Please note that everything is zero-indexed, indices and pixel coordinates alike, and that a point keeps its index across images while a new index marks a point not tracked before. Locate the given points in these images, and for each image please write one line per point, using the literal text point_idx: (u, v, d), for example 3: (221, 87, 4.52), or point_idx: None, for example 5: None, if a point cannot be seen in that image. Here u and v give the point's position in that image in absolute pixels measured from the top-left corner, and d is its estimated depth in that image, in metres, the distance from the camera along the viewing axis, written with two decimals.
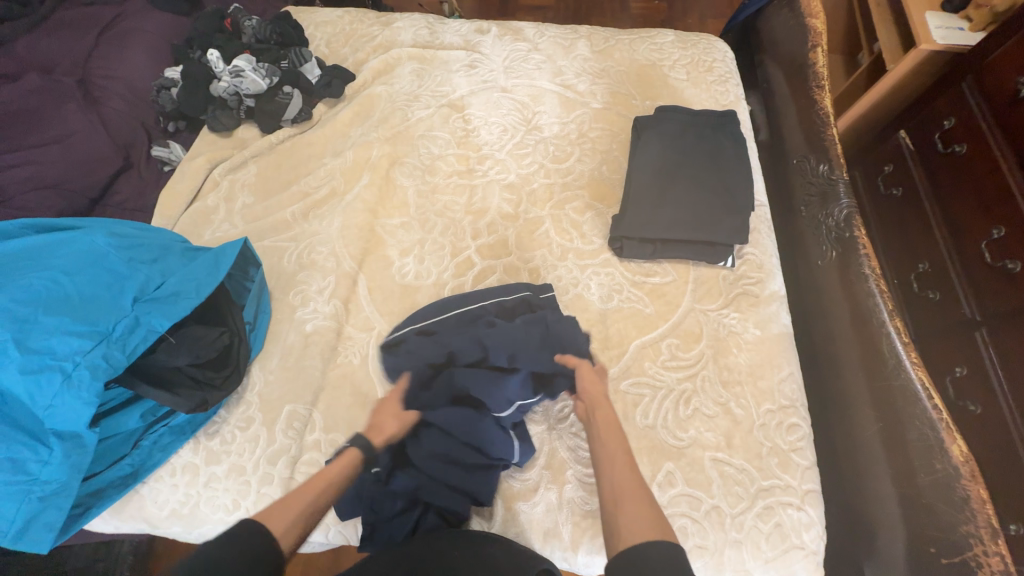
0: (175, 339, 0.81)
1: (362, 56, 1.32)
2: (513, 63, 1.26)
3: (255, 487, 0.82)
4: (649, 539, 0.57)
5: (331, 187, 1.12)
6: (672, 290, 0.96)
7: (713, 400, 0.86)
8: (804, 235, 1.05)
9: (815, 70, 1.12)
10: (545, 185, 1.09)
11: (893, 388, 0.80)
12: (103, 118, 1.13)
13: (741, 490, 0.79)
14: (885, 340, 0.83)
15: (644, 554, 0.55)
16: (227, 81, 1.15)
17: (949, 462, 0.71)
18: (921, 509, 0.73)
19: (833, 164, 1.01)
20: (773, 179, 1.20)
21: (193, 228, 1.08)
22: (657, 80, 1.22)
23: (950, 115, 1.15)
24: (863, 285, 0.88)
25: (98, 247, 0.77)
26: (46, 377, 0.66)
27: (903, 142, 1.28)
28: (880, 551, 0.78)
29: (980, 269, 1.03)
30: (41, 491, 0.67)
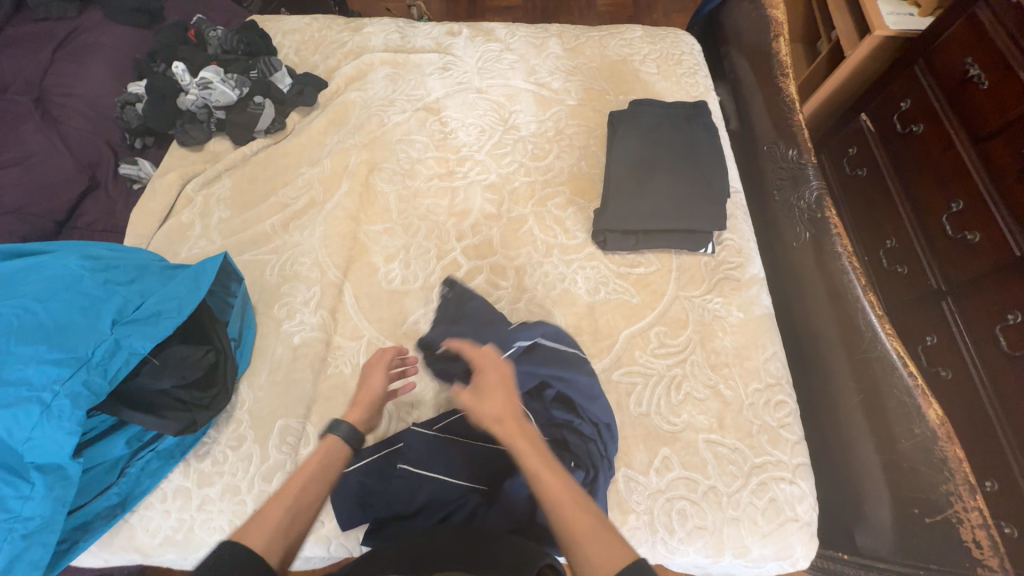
0: (158, 360, 0.79)
1: (333, 63, 1.30)
2: (487, 64, 1.27)
3: (252, 506, 0.80)
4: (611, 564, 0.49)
5: (310, 196, 1.10)
6: (656, 279, 0.98)
7: (704, 383, 0.88)
8: (779, 219, 1.08)
9: (780, 58, 1.16)
10: (526, 183, 1.10)
11: (871, 360, 0.83)
12: (65, 137, 1.08)
13: (735, 468, 0.81)
14: (861, 314, 0.86)
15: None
16: (195, 93, 1.13)
17: (927, 426, 0.74)
18: (904, 474, 0.76)
19: (802, 149, 1.04)
20: (745, 166, 1.23)
21: (169, 246, 1.05)
22: (629, 75, 1.25)
23: (906, 96, 1.20)
24: (837, 263, 0.92)
25: (70, 271, 0.74)
26: (23, 409, 0.64)
27: (865, 123, 1.33)
28: (867, 517, 0.82)
29: (943, 242, 1.08)
30: (24, 528, 0.64)
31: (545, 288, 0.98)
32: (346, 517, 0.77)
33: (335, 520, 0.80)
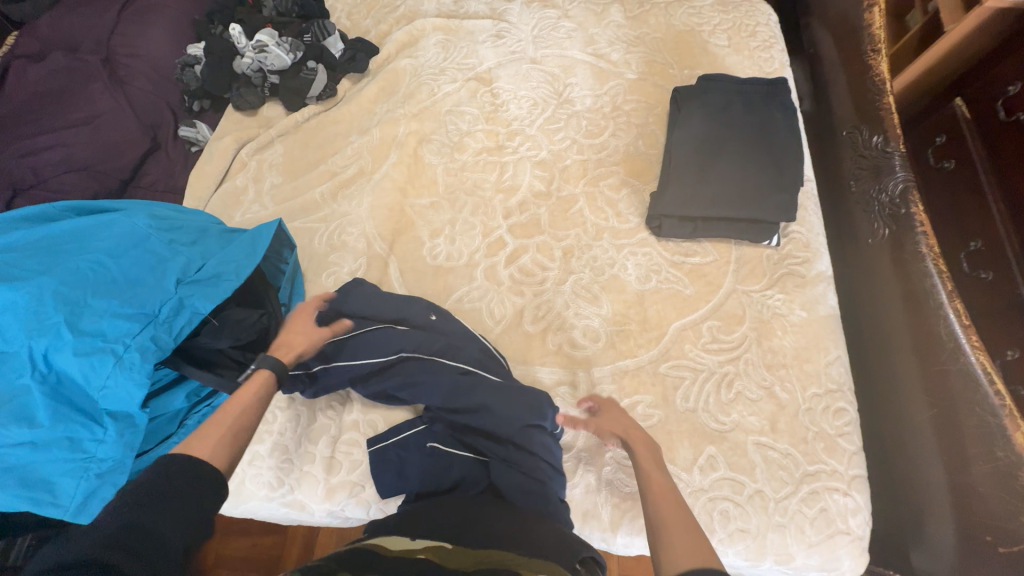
0: (218, 321, 0.82)
1: (385, 28, 1.27)
2: (543, 32, 1.21)
3: (299, 465, 0.84)
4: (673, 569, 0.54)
5: (359, 166, 1.10)
6: (712, 270, 0.93)
7: (757, 383, 0.84)
8: (854, 212, 1.00)
9: (871, 31, 1.03)
10: (578, 162, 1.05)
11: (950, 374, 0.76)
12: (129, 98, 1.10)
13: (786, 475, 0.78)
14: (942, 322, 0.78)
15: None
16: (251, 56, 1.13)
17: (1011, 451, 0.67)
18: (974, 497, 0.71)
19: (889, 135, 0.94)
20: (818, 154, 1.14)
21: (224, 210, 1.08)
22: (696, 47, 1.15)
23: (1015, 79, 0.97)
24: (919, 265, 0.83)
25: (138, 230, 0.77)
26: (99, 359, 0.67)
27: (959, 109, 1.08)
28: (928, 539, 0.77)
29: None
30: (98, 468, 0.68)
31: (594, 273, 0.95)
32: (385, 485, 0.79)
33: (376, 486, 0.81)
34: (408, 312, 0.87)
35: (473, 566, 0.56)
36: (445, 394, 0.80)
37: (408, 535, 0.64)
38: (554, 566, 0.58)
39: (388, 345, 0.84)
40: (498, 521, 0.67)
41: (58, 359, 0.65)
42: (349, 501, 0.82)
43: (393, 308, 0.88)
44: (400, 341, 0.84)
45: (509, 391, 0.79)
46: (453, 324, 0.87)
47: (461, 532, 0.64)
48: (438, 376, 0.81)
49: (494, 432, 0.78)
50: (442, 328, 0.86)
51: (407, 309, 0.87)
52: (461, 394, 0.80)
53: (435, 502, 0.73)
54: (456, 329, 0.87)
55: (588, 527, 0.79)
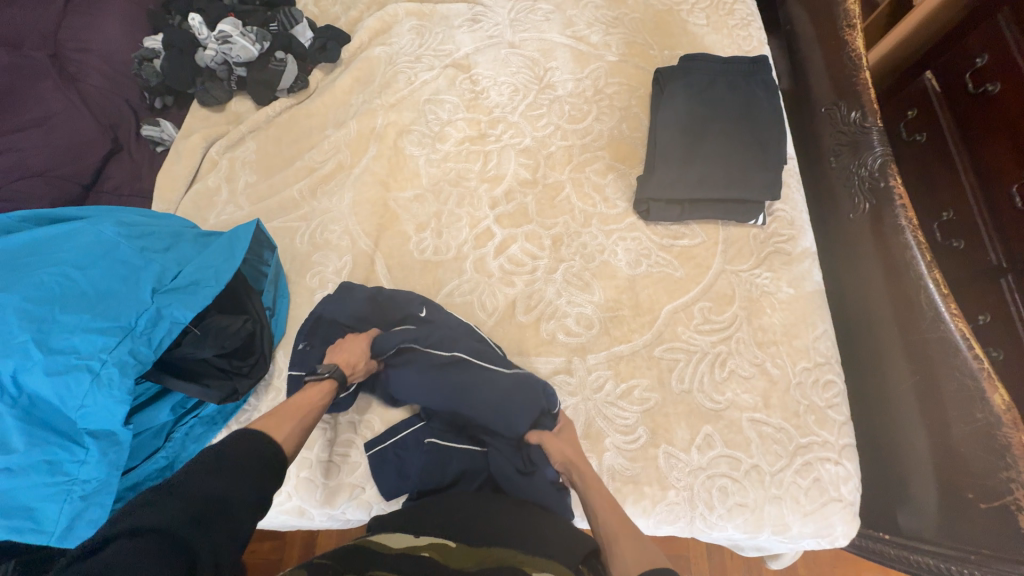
0: (199, 330, 0.78)
1: (355, 14, 1.22)
2: (520, 15, 1.17)
3: (294, 472, 0.81)
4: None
5: (338, 160, 1.06)
6: (701, 252, 0.94)
7: (750, 361, 0.85)
8: (834, 188, 1.02)
9: (847, 7, 1.04)
10: (563, 148, 1.04)
11: (929, 341, 0.79)
12: (84, 97, 1.03)
13: (780, 448, 0.80)
14: (922, 292, 0.80)
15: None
16: (214, 48, 1.06)
17: (990, 412, 0.71)
18: (955, 458, 0.74)
19: (866, 110, 0.96)
20: (797, 131, 1.15)
21: (197, 212, 1.03)
22: (675, 27, 1.14)
23: (982, 51, 0.97)
24: (899, 237, 0.86)
25: (107, 238, 0.73)
26: (74, 377, 0.64)
27: (929, 82, 1.08)
28: (913, 500, 0.80)
29: (1010, 217, 0.88)
30: (82, 490, 0.65)
31: (584, 260, 0.94)
32: (384, 483, 0.78)
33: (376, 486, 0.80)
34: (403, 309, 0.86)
35: (476, 567, 0.56)
36: (442, 394, 0.79)
37: (410, 531, 0.64)
38: (557, 567, 0.58)
39: (387, 342, 0.82)
40: (502, 521, 0.66)
41: (29, 380, 0.62)
42: (350, 504, 0.81)
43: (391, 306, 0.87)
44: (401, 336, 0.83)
45: (507, 384, 0.79)
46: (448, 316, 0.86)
47: (464, 529, 0.64)
48: (434, 376, 0.80)
49: (493, 428, 0.78)
50: (436, 323, 0.84)
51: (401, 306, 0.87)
52: (465, 386, 0.79)
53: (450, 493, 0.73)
54: (447, 319, 0.85)
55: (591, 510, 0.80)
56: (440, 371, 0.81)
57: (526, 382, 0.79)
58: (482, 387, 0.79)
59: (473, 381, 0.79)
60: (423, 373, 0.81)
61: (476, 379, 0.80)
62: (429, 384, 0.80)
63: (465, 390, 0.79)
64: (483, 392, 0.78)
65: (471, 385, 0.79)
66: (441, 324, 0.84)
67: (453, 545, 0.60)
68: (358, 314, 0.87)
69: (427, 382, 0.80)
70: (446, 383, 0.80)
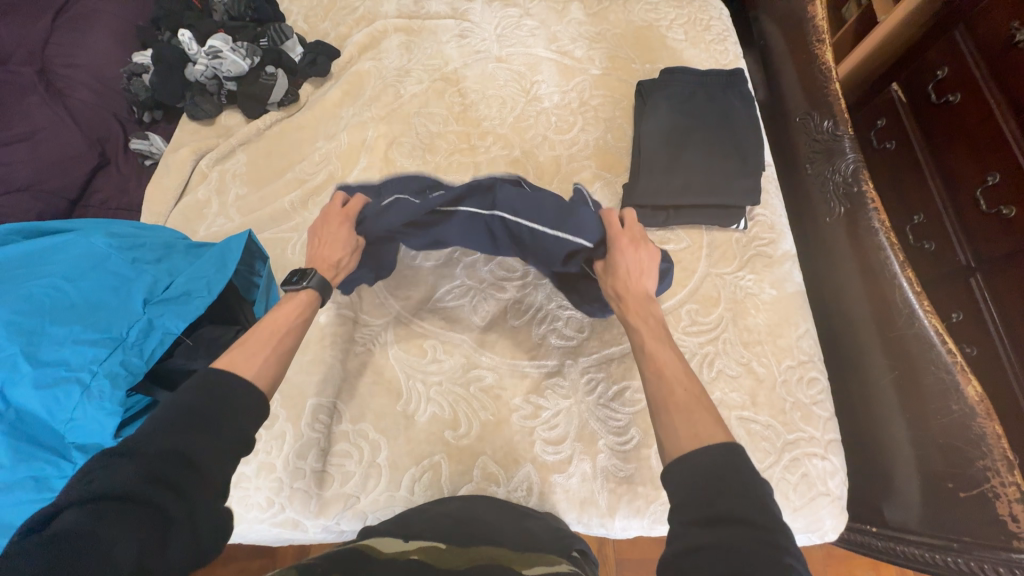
0: (191, 341, 0.78)
1: (344, 30, 1.24)
2: (506, 31, 1.21)
3: (288, 484, 0.81)
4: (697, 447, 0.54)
5: (328, 171, 1.07)
6: (686, 256, 0.96)
7: (736, 360, 0.87)
8: (811, 193, 1.06)
9: (815, 23, 1.10)
10: (551, 157, 1.07)
11: (905, 337, 0.82)
12: (72, 111, 1.02)
13: (768, 445, 0.82)
14: (897, 291, 0.84)
15: (695, 461, 0.52)
16: (204, 63, 1.08)
17: (964, 403, 0.73)
18: (936, 450, 0.77)
19: (838, 119, 1.00)
20: (775, 140, 1.20)
21: (187, 225, 1.03)
22: (655, 42, 1.19)
23: (942, 63, 1.03)
24: (873, 238, 0.89)
25: (97, 250, 0.72)
26: (63, 391, 0.62)
27: (896, 93, 1.14)
28: (897, 493, 0.83)
29: (974, 216, 0.93)
30: None
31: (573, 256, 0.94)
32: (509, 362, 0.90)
33: (372, 495, 0.80)
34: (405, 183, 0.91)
35: (465, 564, 0.57)
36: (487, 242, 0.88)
37: (401, 536, 0.65)
38: (547, 558, 0.61)
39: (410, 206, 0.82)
40: (489, 522, 0.69)
41: (16, 395, 0.61)
42: (344, 514, 0.80)
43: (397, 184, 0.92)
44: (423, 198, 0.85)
45: (541, 236, 0.81)
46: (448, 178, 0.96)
47: (453, 532, 0.66)
48: (473, 234, 0.87)
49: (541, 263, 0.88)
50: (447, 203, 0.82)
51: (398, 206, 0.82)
52: (506, 237, 0.85)
53: (434, 503, 0.75)
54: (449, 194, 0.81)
55: (586, 512, 0.80)
56: (476, 228, 0.86)
57: (562, 204, 0.81)
58: (516, 240, 0.85)
59: (507, 237, 0.85)
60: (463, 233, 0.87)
61: (508, 233, 0.84)
62: (472, 239, 0.89)
63: (506, 243, 0.87)
64: (520, 242, 0.85)
65: (506, 238, 0.86)
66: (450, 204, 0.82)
67: (443, 545, 0.61)
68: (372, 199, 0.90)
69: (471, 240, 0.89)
70: (486, 234, 0.87)
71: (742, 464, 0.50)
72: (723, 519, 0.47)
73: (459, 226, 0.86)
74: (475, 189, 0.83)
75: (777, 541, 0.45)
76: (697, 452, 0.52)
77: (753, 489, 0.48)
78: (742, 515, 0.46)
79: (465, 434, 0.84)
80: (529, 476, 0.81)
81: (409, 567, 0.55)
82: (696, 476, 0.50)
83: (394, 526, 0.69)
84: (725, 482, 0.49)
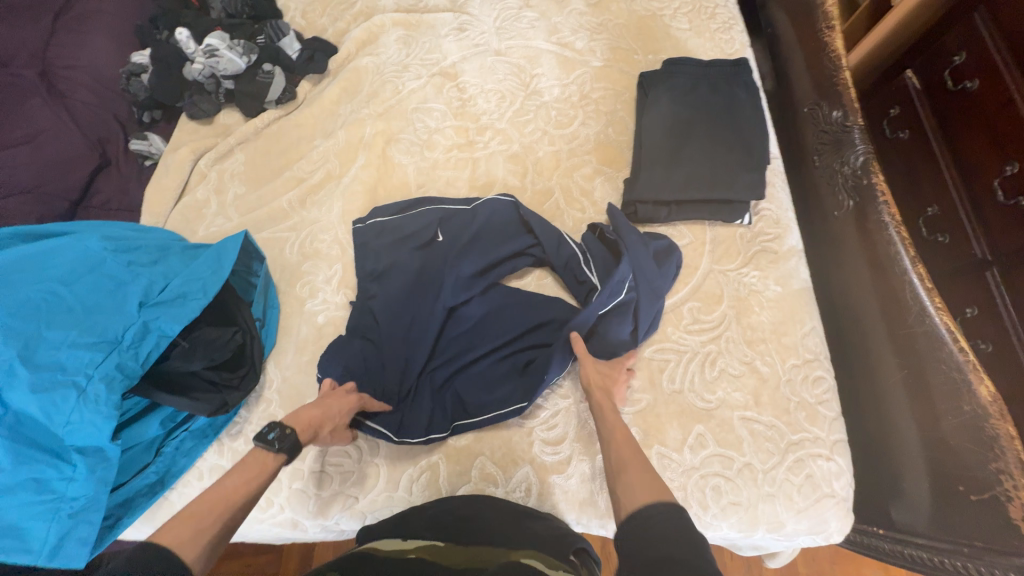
0: (187, 343, 0.79)
1: (342, 26, 1.23)
2: (505, 23, 1.19)
3: (287, 484, 0.81)
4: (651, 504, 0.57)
5: (327, 170, 1.07)
6: (690, 252, 0.94)
7: (739, 359, 0.85)
8: (819, 186, 1.03)
9: (824, 9, 1.06)
10: (551, 153, 1.05)
11: (916, 335, 0.79)
12: (72, 113, 1.02)
13: (772, 446, 0.80)
14: (908, 288, 0.81)
15: (649, 516, 0.55)
16: (202, 62, 1.07)
17: (977, 404, 0.71)
18: (946, 450, 0.75)
19: (848, 109, 0.97)
20: (782, 131, 1.16)
21: (186, 225, 1.03)
22: (658, 32, 1.16)
23: (959, 49, 0.99)
24: (883, 233, 0.86)
25: (93, 253, 0.72)
26: (59, 394, 0.63)
27: (910, 81, 1.10)
28: (906, 495, 0.80)
29: (992, 210, 0.89)
30: (71, 508, 0.64)
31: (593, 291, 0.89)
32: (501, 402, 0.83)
33: (371, 494, 0.80)
34: (423, 227, 0.96)
35: (464, 562, 0.60)
36: (483, 355, 0.88)
37: (401, 536, 0.68)
38: (542, 557, 0.62)
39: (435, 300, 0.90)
40: (489, 518, 0.70)
41: (14, 398, 0.61)
42: (343, 514, 0.80)
43: (415, 223, 0.96)
44: (436, 261, 0.93)
45: (521, 360, 0.87)
46: (459, 202, 0.99)
47: (455, 530, 0.68)
48: (466, 351, 0.89)
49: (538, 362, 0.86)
50: (447, 328, 0.90)
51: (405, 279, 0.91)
52: (497, 354, 0.88)
53: (437, 500, 0.76)
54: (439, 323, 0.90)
55: (585, 514, 0.79)
56: (468, 343, 0.89)
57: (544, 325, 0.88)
58: (510, 358, 0.88)
59: (499, 350, 0.88)
60: (463, 344, 0.90)
61: (500, 352, 0.88)
62: (470, 346, 0.89)
63: (502, 362, 0.87)
64: (513, 355, 0.88)
65: (499, 355, 0.88)
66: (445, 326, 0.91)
67: (441, 546, 0.64)
68: (392, 256, 0.93)
69: (467, 346, 0.89)
70: (479, 351, 0.88)
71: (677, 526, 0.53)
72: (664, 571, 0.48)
73: (451, 347, 0.89)
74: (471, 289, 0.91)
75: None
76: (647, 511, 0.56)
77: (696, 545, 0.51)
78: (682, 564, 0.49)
79: (462, 434, 0.84)
80: (527, 477, 0.80)
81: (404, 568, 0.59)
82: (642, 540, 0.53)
83: (398, 524, 0.71)
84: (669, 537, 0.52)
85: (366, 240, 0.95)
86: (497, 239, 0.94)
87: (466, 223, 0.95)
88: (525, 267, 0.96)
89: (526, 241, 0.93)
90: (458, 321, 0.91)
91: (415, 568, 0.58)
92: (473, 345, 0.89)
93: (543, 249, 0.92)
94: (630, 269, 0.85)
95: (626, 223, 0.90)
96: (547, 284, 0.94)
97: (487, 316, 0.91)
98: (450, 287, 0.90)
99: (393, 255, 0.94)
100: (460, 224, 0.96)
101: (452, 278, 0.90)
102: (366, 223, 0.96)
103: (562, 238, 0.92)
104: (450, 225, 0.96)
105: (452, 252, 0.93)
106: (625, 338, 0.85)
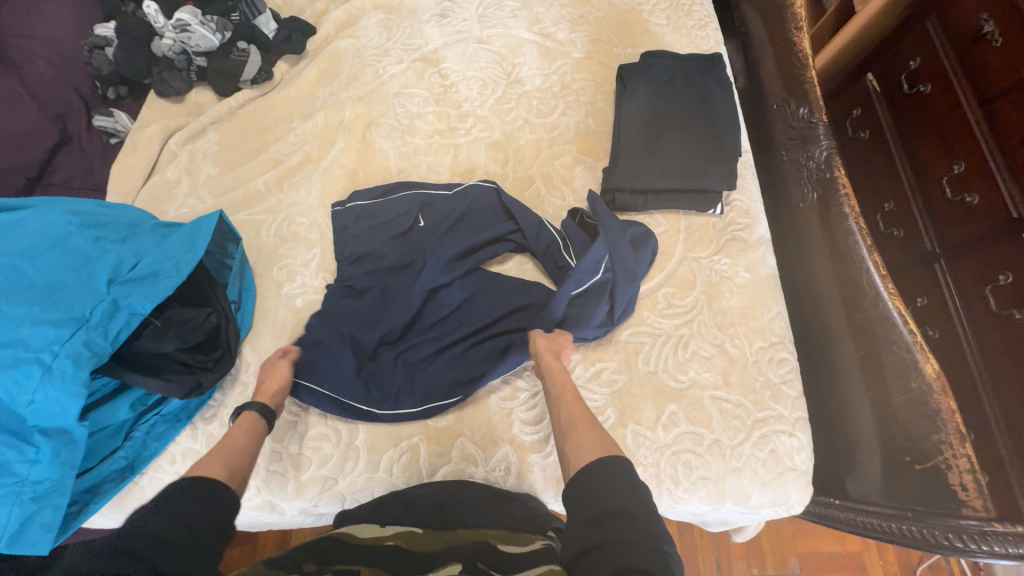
0: (160, 322, 0.77)
1: (320, 6, 1.21)
2: (487, 11, 1.19)
3: (264, 466, 0.80)
4: (604, 459, 0.62)
5: (305, 152, 1.05)
6: (665, 240, 0.97)
7: (710, 342, 0.89)
8: (786, 179, 1.08)
9: (793, 10, 1.11)
10: (532, 141, 1.06)
11: (871, 319, 0.85)
12: (28, 84, 0.96)
13: (739, 423, 0.84)
14: (863, 274, 0.86)
15: (603, 471, 0.60)
16: (172, 37, 1.03)
17: (923, 380, 0.77)
18: (896, 424, 0.81)
19: (813, 107, 1.02)
20: (753, 126, 1.21)
21: (156, 205, 1.00)
22: (637, 26, 1.19)
23: (915, 55, 1.05)
24: (843, 223, 0.92)
25: (58, 228, 0.70)
26: (22, 372, 0.61)
27: (871, 84, 1.17)
28: (860, 468, 0.86)
29: (940, 205, 0.96)
30: (34, 491, 0.63)
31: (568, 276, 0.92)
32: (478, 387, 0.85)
33: (351, 475, 0.80)
34: (403, 214, 0.95)
35: (440, 549, 0.62)
36: (464, 340, 0.88)
37: (378, 523, 0.69)
38: (521, 539, 0.64)
39: (415, 285, 0.90)
40: (466, 502, 0.72)
41: None
42: (322, 496, 0.80)
43: (396, 208, 0.95)
44: (416, 246, 0.93)
45: (499, 345, 0.88)
46: (439, 188, 0.99)
47: (432, 515, 0.70)
48: (447, 335, 0.89)
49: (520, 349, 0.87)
50: (427, 312, 0.91)
51: (388, 262, 0.91)
52: (476, 340, 0.88)
53: (412, 486, 0.77)
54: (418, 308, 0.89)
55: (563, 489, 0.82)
56: (449, 328, 0.90)
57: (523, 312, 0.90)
58: (489, 344, 0.88)
59: (479, 334, 0.89)
60: (444, 328, 0.90)
61: (480, 338, 0.89)
62: (449, 330, 0.90)
63: (483, 347, 0.88)
64: (492, 340, 0.88)
65: (479, 339, 0.88)
66: (427, 311, 0.91)
67: (420, 534, 0.66)
68: (371, 243, 0.93)
69: (448, 331, 0.89)
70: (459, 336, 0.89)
71: (626, 480, 0.59)
72: (606, 518, 0.55)
73: (431, 332, 0.89)
74: (452, 276, 0.91)
75: (653, 529, 0.54)
76: (601, 466, 0.61)
77: (635, 490, 0.58)
78: (622, 512, 0.55)
79: (443, 416, 0.84)
80: (507, 457, 0.82)
81: (383, 556, 0.60)
82: (589, 488, 0.59)
83: (376, 509, 0.73)
84: (614, 486, 0.58)
85: (346, 224, 0.94)
86: (479, 225, 0.95)
87: (447, 210, 0.96)
88: (506, 253, 0.96)
89: (507, 227, 0.94)
90: (440, 305, 0.91)
91: (391, 560, 0.60)
92: (454, 330, 0.89)
93: (524, 236, 0.93)
94: (606, 253, 0.88)
95: (604, 208, 0.93)
96: (528, 269, 0.96)
97: (467, 301, 0.91)
98: (429, 272, 0.90)
99: (371, 238, 0.93)
100: (441, 210, 0.96)
101: (434, 262, 0.90)
102: (345, 206, 0.96)
103: (541, 224, 0.93)
104: (432, 211, 0.96)
105: (434, 237, 0.93)
106: (602, 320, 0.87)
